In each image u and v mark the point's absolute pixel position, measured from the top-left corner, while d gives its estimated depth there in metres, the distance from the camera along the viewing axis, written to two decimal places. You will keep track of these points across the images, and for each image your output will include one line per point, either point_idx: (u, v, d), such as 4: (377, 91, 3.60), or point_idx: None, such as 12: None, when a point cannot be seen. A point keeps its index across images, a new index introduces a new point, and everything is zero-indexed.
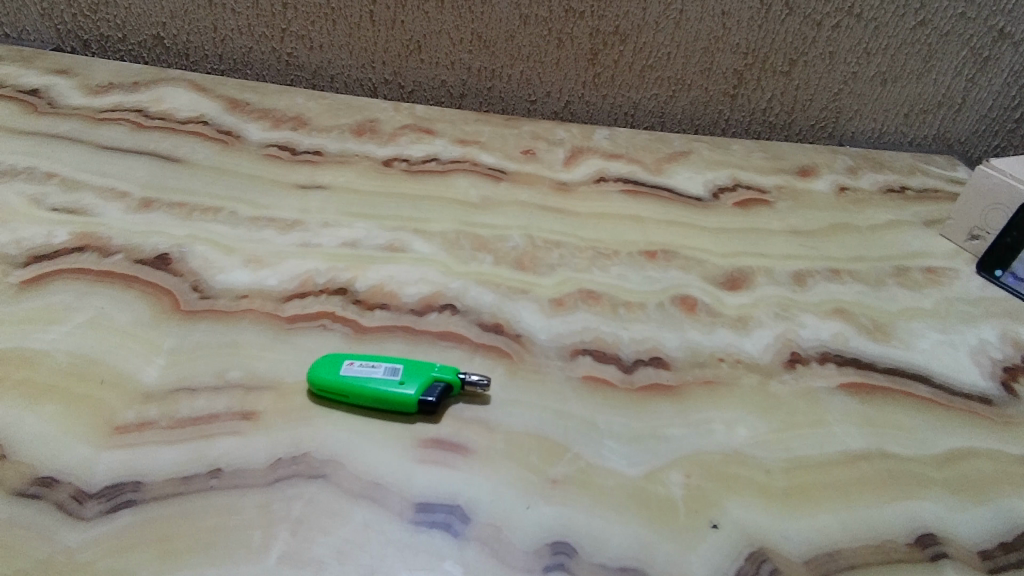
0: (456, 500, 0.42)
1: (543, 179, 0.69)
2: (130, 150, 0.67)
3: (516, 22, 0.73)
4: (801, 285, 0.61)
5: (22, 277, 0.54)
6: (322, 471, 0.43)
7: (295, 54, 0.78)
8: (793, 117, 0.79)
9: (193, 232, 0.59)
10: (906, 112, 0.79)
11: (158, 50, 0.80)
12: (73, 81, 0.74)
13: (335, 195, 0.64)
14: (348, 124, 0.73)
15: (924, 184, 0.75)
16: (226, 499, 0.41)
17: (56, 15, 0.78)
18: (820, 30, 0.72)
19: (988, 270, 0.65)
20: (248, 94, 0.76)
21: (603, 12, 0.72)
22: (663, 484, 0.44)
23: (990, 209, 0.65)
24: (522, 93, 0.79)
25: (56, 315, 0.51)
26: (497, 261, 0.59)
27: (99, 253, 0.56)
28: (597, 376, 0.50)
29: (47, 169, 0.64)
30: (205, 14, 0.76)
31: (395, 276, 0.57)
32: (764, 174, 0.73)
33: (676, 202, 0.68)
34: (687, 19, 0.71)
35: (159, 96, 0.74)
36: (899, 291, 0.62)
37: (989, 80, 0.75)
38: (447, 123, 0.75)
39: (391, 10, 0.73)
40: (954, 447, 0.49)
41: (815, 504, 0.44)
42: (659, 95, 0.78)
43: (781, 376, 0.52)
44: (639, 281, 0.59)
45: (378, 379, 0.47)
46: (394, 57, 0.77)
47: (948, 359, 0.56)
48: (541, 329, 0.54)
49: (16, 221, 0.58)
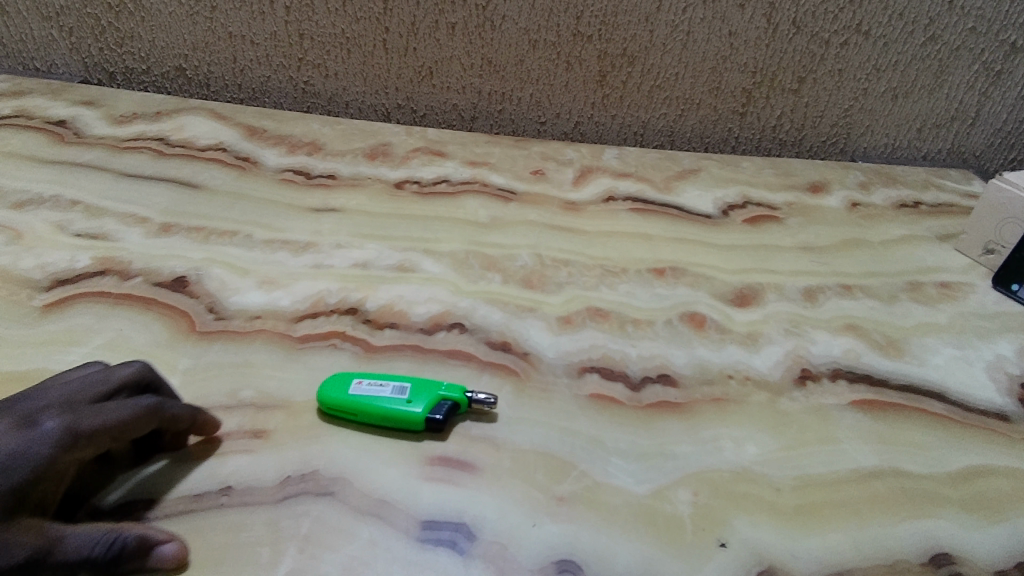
0: (461, 518, 0.42)
1: (552, 199, 0.70)
2: (151, 177, 0.69)
3: (525, 46, 0.74)
4: (812, 301, 0.60)
5: (46, 299, 0.55)
6: (330, 488, 0.44)
7: (312, 82, 0.80)
8: (803, 134, 0.79)
9: (210, 256, 0.60)
10: (919, 127, 0.78)
11: (180, 81, 0.82)
12: (99, 112, 0.77)
13: (347, 217, 0.66)
14: (361, 148, 0.75)
15: (937, 199, 0.75)
16: (235, 516, 0.42)
17: (83, 49, 0.81)
18: (828, 48, 0.72)
19: (1004, 284, 0.63)
20: (265, 121, 0.78)
21: (611, 35, 0.73)
22: (670, 502, 0.44)
23: (1005, 223, 0.64)
24: (532, 115, 0.80)
25: (76, 337, 0.52)
26: (506, 280, 0.60)
27: (119, 276, 0.58)
28: (605, 394, 0.51)
29: (72, 197, 0.66)
30: (225, 45, 0.78)
31: (404, 296, 0.58)
32: (774, 191, 0.73)
33: (684, 219, 0.69)
34: (695, 39, 0.72)
35: (179, 124, 0.76)
36: (912, 306, 0.61)
37: (1003, 94, 0.75)
38: (458, 145, 0.76)
39: (403, 38, 0.75)
40: (971, 465, 0.48)
41: (826, 523, 0.44)
42: (668, 115, 0.79)
43: (790, 394, 0.52)
44: (647, 298, 0.59)
45: (385, 398, 0.47)
46: (406, 83, 0.79)
47: (963, 375, 0.55)
48: (548, 347, 0.54)
49: (41, 246, 0.60)
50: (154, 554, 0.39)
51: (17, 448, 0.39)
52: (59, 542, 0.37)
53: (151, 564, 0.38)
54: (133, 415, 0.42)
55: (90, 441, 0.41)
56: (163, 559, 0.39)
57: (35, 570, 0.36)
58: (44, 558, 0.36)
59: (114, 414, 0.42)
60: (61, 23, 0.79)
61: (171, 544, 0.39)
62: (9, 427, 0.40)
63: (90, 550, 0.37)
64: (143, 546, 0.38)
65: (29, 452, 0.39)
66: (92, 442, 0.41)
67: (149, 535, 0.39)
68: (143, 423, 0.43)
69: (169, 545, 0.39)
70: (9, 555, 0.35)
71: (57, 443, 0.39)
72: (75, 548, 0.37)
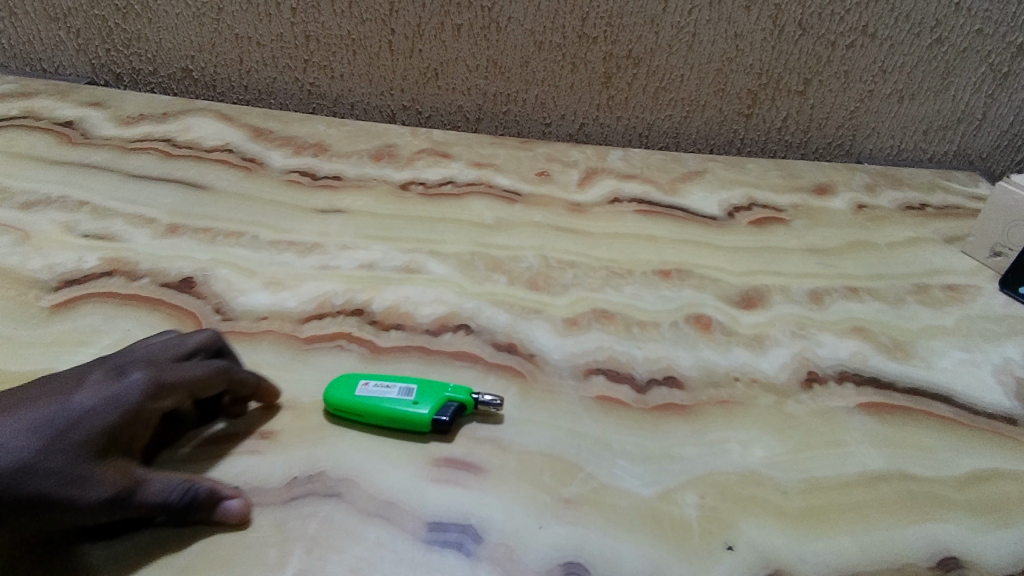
0: (468, 520, 0.42)
1: (558, 201, 0.70)
2: (157, 178, 0.69)
3: (531, 48, 0.74)
4: (818, 303, 0.60)
5: (54, 300, 0.56)
6: (336, 490, 0.44)
7: (317, 84, 0.80)
8: (809, 136, 0.79)
9: (216, 257, 0.60)
10: (925, 129, 0.78)
11: (186, 82, 0.83)
12: (106, 112, 0.78)
13: (353, 218, 0.66)
14: (367, 149, 0.75)
15: (944, 201, 0.75)
16: (243, 517, 0.42)
17: (90, 51, 0.82)
18: (834, 50, 0.72)
19: (1012, 287, 0.63)
20: (271, 122, 0.78)
21: (616, 37, 0.73)
22: (676, 505, 0.44)
23: (1012, 225, 0.64)
24: (537, 116, 0.80)
25: (84, 337, 0.52)
26: (511, 281, 0.60)
27: (126, 277, 0.58)
28: (611, 396, 0.51)
29: (79, 197, 0.66)
30: (231, 47, 0.79)
31: (410, 297, 0.58)
32: (780, 193, 0.73)
33: (690, 221, 0.68)
34: (700, 41, 0.72)
35: (186, 126, 0.76)
36: (919, 309, 0.61)
37: (1010, 96, 0.75)
38: (463, 147, 0.76)
39: (409, 39, 0.75)
40: (978, 469, 0.48)
41: (833, 526, 0.43)
42: (673, 116, 0.78)
43: (797, 396, 0.52)
44: (653, 300, 0.59)
45: (392, 400, 0.47)
46: (412, 85, 0.79)
47: (970, 378, 0.55)
48: (554, 348, 0.54)
49: (49, 247, 0.60)
50: (221, 508, 0.41)
51: (109, 394, 0.42)
52: (142, 484, 0.40)
53: (217, 517, 0.41)
54: (206, 373, 0.46)
55: (171, 392, 0.44)
56: (228, 514, 0.41)
57: (120, 507, 0.39)
58: (128, 496, 0.39)
59: (191, 371, 0.45)
60: (68, 25, 0.79)
61: (237, 502, 0.42)
62: (102, 378, 0.43)
63: (168, 496, 0.40)
64: (212, 500, 0.41)
65: (119, 398, 0.42)
66: (172, 394, 0.44)
67: (219, 489, 0.42)
68: (214, 382, 0.46)
69: (235, 502, 0.42)
70: (99, 490, 0.38)
71: (144, 392, 0.43)
72: (155, 492, 0.40)
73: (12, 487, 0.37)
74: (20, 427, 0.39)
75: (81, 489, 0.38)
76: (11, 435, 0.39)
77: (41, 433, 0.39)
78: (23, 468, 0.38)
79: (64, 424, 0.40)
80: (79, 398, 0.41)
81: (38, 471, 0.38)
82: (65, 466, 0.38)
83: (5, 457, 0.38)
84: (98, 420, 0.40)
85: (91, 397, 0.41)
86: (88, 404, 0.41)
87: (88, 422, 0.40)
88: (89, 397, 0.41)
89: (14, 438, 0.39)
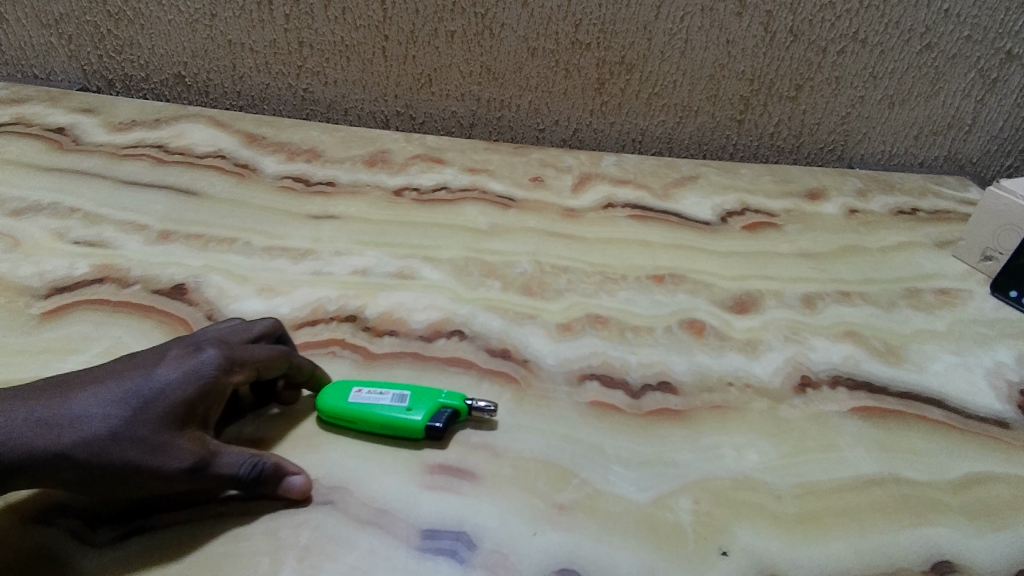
0: (461, 527, 0.42)
1: (552, 206, 0.70)
2: (150, 184, 0.69)
3: (524, 55, 0.75)
4: (811, 308, 0.60)
5: (44, 307, 0.55)
6: (329, 497, 0.43)
7: (311, 90, 0.80)
8: (801, 141, 0.80)
9: (209, 264, 0.60)
10: (915, 134, 0.79)
11: (179, 88, 0.82)
12: (98, 119, 0.77)
13: (346, 224, 0.66)
14: (360, 155, 0.75)
15: (935, 206, 0.75)
16: (235, 526, 0.42)
17: (82, 57, 0.81)
18: (825, 56, 0.73)
19: (1003, 290, 0.64)
20: (264, 129, 0.78)
21: (609, 43, 0.73)
22: (671, 511, 0.44)
23: (1003, 229, 0.64)
24: (531, 122, 0.80)
25: (75, 344, 0.52)
26: (505, 287, 0.60)
27: (117, 284, 0.58)
28: (605, 401, 0.51)
29: (70, 204, 0.66)
30: (224, 53, 0.79)
31: (404, 303, 0.58)
32: (773, 198, 0.73)
33: (684, 226, 0.69)
34: (692, 48, 0.73)
35: (178, 132, 0.76)
36: (911, 313, 0.61)
37: (998, 101, 0.75)
38: (457, 153, 0.76)
39: (402, 46, 0.75)
40: (971, 472, 0.48)
41: (827, 531, 0.43)
42: (666, 122, 0.79)
43: (790, 401, 0.52)
44: (646, 305, 0.59)
45: (385, 405, 0.47)
46: (405, 91, 0.79)
47: (962, 382, 0.55)
48: (548, 354, 0.54)
49: (40, 254, 0.60)
50: (285, 483, 0.42)
51: (187, 368, 0.42)
52: (216, 456, 0.40)
53: (280, 491, 0.42)
54: (271, 355, 0.46)
55: (241, 368, 0.44)
56: (291, 489, 0.42)
57: (196, 477, 0.40)
58: (204, 468, 0.40)
59: (258, 352, 0.46)
60: (60, 31, 0.79)
61: (299, 477, 0.43)
62: (180, 353, 0.43)
63: (239, 468, 0.41)
64: (277, 475, 0.42)
65: (197, 372, 0.42)
66: (243, 370, 0.44)
67: (284, 465, 0.43)
68: (277, 364, 0.47)
69: (298, 478, 0.43)
70: (179, 459, 0.39)
71: (219, 367, 0.43)
72: (228, 465, 0.41)
73: (102, 453, 0.39)
74: (106, 398, 0.40)
75: (162, 458, 0.39)
76: (99, 405, 0.40)
77: (126, 404, 0.40)
78: (111, 436, 0.39)
79: (147, 396, 0.40)
80: (161, 372, 0.42)
81: (124, 440, 0.39)
82: (149, 435, 0.39)
83: (95, 425, 0.39)
84: (178, 393, 0.41)
85: (171, 371, 0.42)
86: (169, 377, 0.41)
87: (170, 395, 0.41)
88: (169, 370, 0.42)
89: (102, 408, 0.40)
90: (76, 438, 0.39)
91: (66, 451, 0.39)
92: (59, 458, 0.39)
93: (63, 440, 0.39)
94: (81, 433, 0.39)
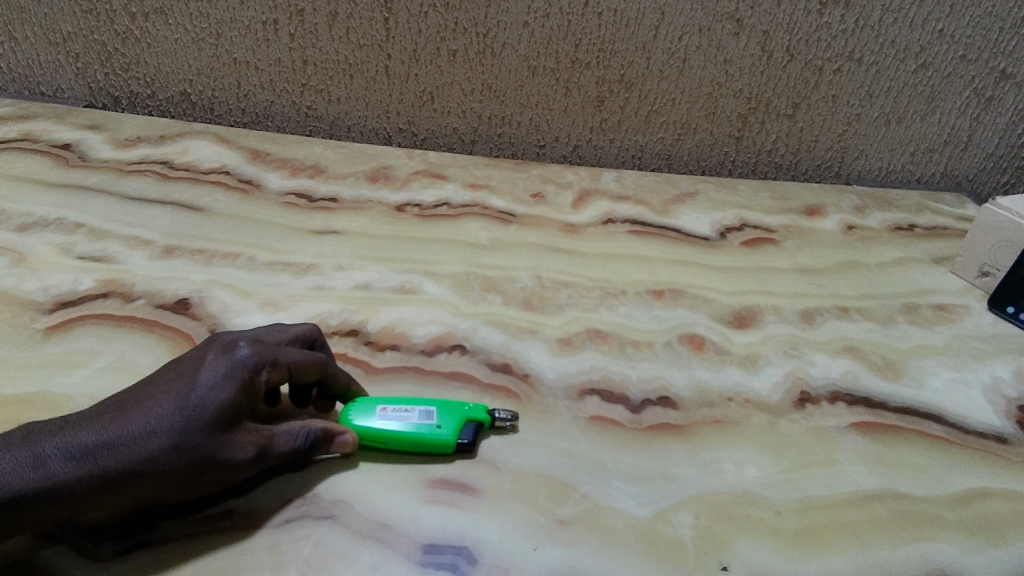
0: (463, 541, 0.42)
1: (552, 221, 0.70)
2: (154, 200, 0.70)
3: (525, 73, 0.76)
4: (810, 323, 0.61)
5: (49, 322, 0.56)
6: (331, 512, 0.44)
7: (315, 107, 0.81)
8: (798, 157, 0.80)
9: (212, 278, 0.61)
10: (912, 151, 0.80)
11: (184, 105, 0.84)
12: (103, 135, 0.78)
13: (348, 239, 0.67)
14: (363, 171, 0.76)
15: (932, 222, 0.76)
16: (237, 540, 0.42)
17: (89, 75, 0.83)
18: (821, 75, 0.74)
19: (1000, 306, 0.64)
20: (268, 145, 0.78)
21: (609, 62, 0.74)
22: (672, 525, 0.44)
23: (999, 246, 0.65)
24: (532, 139, 0.81)
25: (79, 359, 0.52)
26: (506, 302, 0.60)
27: (122, 299, 0.58)
28: (605, 416, 0.51)
29: (76, 219, 0.67)
30: (230, 71, 0.80)
31: (405, 317, 0.58)
32: (771, 214, 0.74)
33: (684, 242, 0.69)
34: (690, 67, 0.74)
35: (183, 148, 0.77)
36: (909, 328, 0.62)
37: (993, 119, 0.76)
38: (459, 169, 0.77)
39: (405, 64, 0.77)
40: (970, 488, 0.48)
41: (827, 546, 0.44)
42: (665, 138, 0.80)
43: (790, 416, 0.52)
44: (646, 320, 0.60)
45: (414, 425, 0.47)
46: (407, 108, 0.80)
47: (960, 398, 0.55)
48: (549, 368, 0.54)
49: (44, 269, 0.61)
50: (337, 442, 0.46)
51: (224, 371, 0.43)
52: (273, 439, 0.43)
53: (335, 449, 0.46)
54: (307, 359, 0.47)
55: (273, 368, 0.45)
56: (344, 445, 0.46)
57: (261, 461, 0.43)
58: (267, 451, 0.43)
59: (293, 354, 0.47)
60: (68, 49, 0.80)
61: (349, 434, 0.46)
62: (216, 356, 0.44)
63: (295, 441, 0.44)
64: (328, 436, 0.45)
65: (233, 374, 0.43)
66: (276, 369, 0.45)
67: (332, 427, 0.46)
68: (312, 370, 0.47)
69: (348, 436, 0.46)
70: (242, 451, 0.42)
71: (252, 367, 0.44)
72: (285, 442, 0.44)
73: (168, 466, 0.40)
74: (162, 411, 0.41)
75: (227, 453, 0.41)
76: (157, 420, 0.41)
77: (180, 414, 0.41)
78: (172, 449, 0.40)
79: (196, 404, 0.41)
80: (202, 379, 0.42)
81: (188, 448, 0.40)
82: (208, 439, 0.41)
83: (156, 441, 0.40)
84: (221, 395, 0.42)
85: (211, 376, 0.43)
86: (210, 383, 0.42)
87: (215, 400, 0.41)
88: (210, 375, 0.43)
89: (161, 421, 0.41)
90: (143, 456, 0.40)
91: (139, 467, 0.40)
92: (131, 476, 0.40)
93: (133, 457, 0.40)
94: (148, 449, 0.40)
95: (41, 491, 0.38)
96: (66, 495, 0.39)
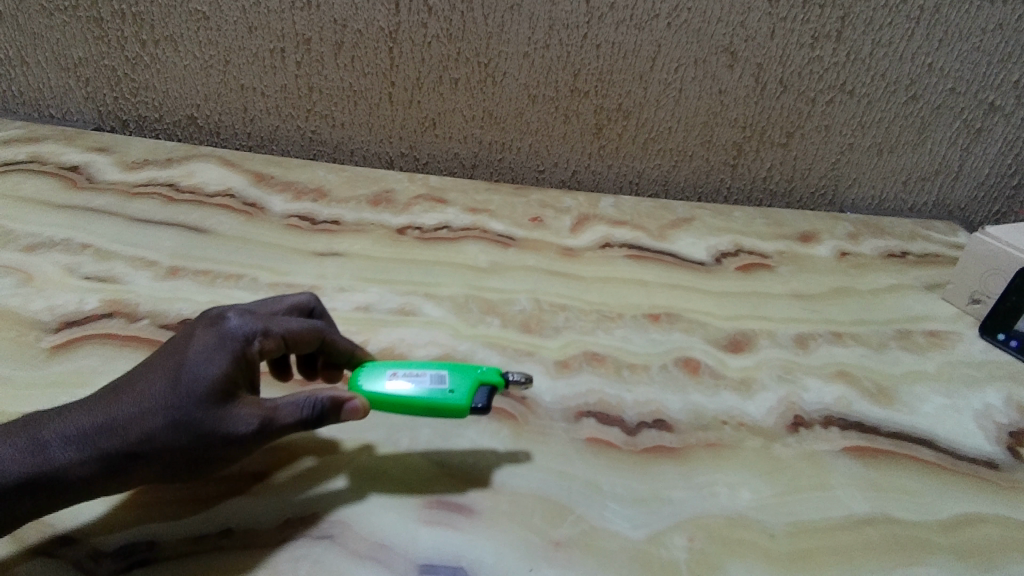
0: (459, 562, 0.43)
1: (551, 245, 0.72)
2: (160, 221, 0.71)
3: (525, 100, 0.78)
4: (803, 348, 0.62)
5: (54, 340, 0.57)
6: (329, 532, 0.44)
7: (319, 132, 0.83)
8: (793, 185, 0.82)
9: (215, 299, 0.62)
10: (904, 180, 0.81)
11: (190, 128, 0.85)
12: (111, 158, 0.80)
13: (350, 261, 0.68)
14: (365, 195, 0.77)
15: (924, 249, 0.77)
16: (235, 559, 0.42)
17: (98, 99, 0.84)
18: (814, 106, 0.76)
19: (991, 333, 0.65)
20: (272, 169, 0.80)
21: (606, 92, 0.76)
22: (666, 548, 0.44)
23: (990, 274, 0.66)
24: (531, 164, 0.83)
25: (83, 378, 0.53)
26: (505, 324, 0.61)
27: (126, 318, 0.59)
28: (601, 437, 0.51)
29: (82, 240, 0.68)
30: (236, 96, 0.82)
31: (405, 339, 0.59)
32: (766, 240, 0.75)
33: (680, 266, 0.71)
34: (687, 96, 0.76)
35: (189, 171, 0.78)
36: (902, 354, 0.63)
37: (984, 149, 0.78)
38: (459, 193, 0.79)
39: (408, 91, 0.78)
40: (961, 513, 0.49)
41: (820, 569, 0.44)
42: (662, 165, 0.81)
43: (784, 440, 0.53)
44: (642, 343, 0.61)
45: (427, 388, 0.47)
46: (410, 133, 0.82)
47: (952, 423, 0.56)
48: (546, 390, 0.55)
49: (50, 289, 0.62)
50: (346, 410, 0.43)
51: (215, 343, 0.43)
52: (275, 411, 0.42)
53: (347, 418, 0.43)
54: (302, 328, 0.48)
55: (266, 337, 0.45)
56: (353, 412, 0.43)
57: (266, 434, 0.41)
58: (269, 424, 0.41)
59: (287, 324, 0.47)
60: (78, 74, 0.82)
61: (358, 400, 0.44)
62: (206, 329, 0.45)
63: (300, 412, 0.42)
64: (335, 405, 0.43)
65: (224, 345, 0.43)
66: (269, 338, 0.45)
67: (339, 394, 0.43)
68: (309, 338, 0.48)
69: (356, 402, 0.43)
70: (244, 424, 0.41)
71: (242, 337, 0.44)
72: (289, 414, 0.42)
73: (163, 445, 0.40)
74: (156, 391, 0.41)
75: (229, 428, 0.40)
76: (152, 400, 0.41)
77: (173, 391, 0.41)
78: (167, 427, 0.40)
79: (189, 380, 0.41)
80: (194, 354, 0.43)
81: (184, 425, 0.40)
82: (206, 414, 0.40)
83: (151, 420, 0.40)
84: (213, 368, 0.42)
85: (202, 350, 0.43)
86: (201, 357, 0.42)
87: (207, 374, 0.41)
88: (200, 350, 0.43)
89: (156, 400, 0.41)
90: (139, 437, 0.40)
91: (137, 447, 0.40)
92: (129, 459, 0.40)
93: (130, 438, 0.40)
94: (144, 430, 0.40)
95: (42, 475, 0.39)
96: (67, 479, 0.40)
